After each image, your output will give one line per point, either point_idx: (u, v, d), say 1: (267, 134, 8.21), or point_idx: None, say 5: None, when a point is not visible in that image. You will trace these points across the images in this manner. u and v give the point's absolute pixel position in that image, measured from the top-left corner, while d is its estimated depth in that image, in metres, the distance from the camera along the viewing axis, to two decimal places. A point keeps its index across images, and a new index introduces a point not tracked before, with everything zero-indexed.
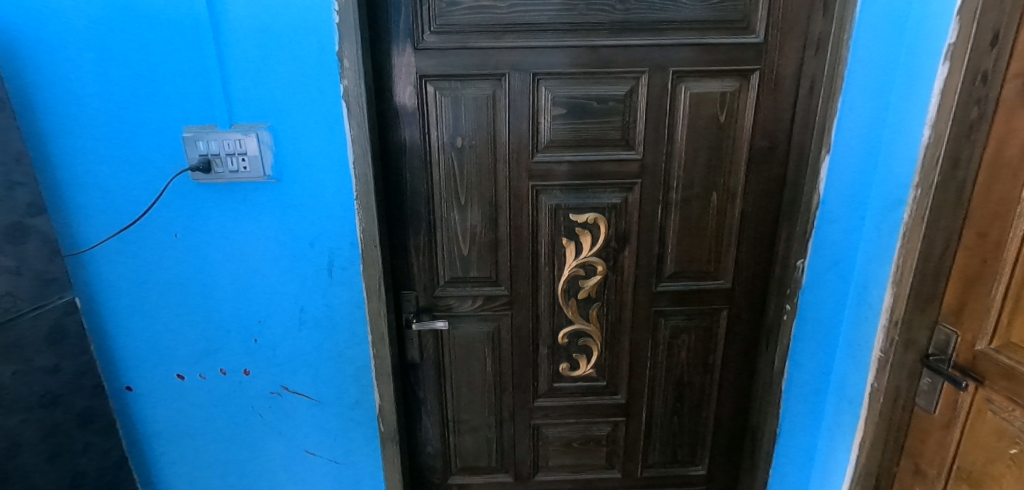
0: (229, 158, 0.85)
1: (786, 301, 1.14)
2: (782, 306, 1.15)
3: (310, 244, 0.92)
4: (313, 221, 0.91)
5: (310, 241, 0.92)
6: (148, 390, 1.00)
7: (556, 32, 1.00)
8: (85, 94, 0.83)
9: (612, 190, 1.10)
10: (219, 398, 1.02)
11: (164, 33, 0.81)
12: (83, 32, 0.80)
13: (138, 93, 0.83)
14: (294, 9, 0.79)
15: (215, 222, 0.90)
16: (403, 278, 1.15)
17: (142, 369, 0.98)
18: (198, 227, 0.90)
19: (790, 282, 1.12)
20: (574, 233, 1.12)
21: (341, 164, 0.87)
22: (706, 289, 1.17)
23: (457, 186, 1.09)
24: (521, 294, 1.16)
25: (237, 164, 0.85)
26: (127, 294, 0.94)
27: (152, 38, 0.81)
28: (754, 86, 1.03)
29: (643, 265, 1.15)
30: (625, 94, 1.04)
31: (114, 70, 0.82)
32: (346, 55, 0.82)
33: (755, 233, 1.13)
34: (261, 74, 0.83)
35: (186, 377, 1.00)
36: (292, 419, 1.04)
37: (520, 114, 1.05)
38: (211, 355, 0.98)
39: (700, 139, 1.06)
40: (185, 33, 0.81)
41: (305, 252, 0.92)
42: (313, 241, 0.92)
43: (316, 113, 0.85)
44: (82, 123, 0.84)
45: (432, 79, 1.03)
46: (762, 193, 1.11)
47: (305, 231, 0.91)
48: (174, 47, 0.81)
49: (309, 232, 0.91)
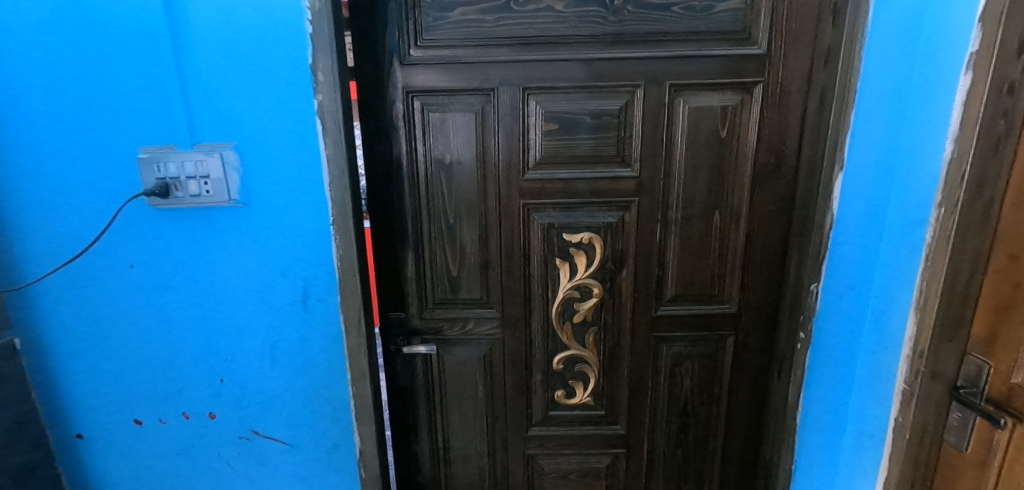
0: (190, 181, 0.75)
1: (800, 330, 1.03)
2: (795, 335, 1.04)
3: (282, 273, 0.82)
4: (285, 250, 0.81)
5: (282, 271, 0.82)
6: (101, 438, 0.88)
7: (546, 45, 0.96)
8: (28, 107, 0.73)
9: (607, 208, 1.05)
10: (182, 446, 0.89)
11: (117, 36, 0.71)
12: (30, 37, 0.70)
13: (84, 107, 0.73)
14: (262, 14, 0.72)
15: (173, 251, 0.79)
16: (394, 297, 1.11)
17: (93, 417, 0.86)
18: (154, 258, 0.79)
19: (803, 310, 1.02)
20: (568, 253, 1.07)
21: (315, 185, 0.79)
22: (711, 314, 1.09)
23: (444, 205, 1.05)
24: (511, 317, 1.11)
25: (200, 188, 0.75)
26: (73, 330, 0.82)
27: (103, 43, 0.71)
28: (757, 99, 0.97)
29: (641, 288, 1.08)
30: (620, 108, 0.99)
31: (56, 85, 0.72)
32: (320, 68, 0.75)
33: (763, 256, 1.05)
34: (225, 88, 0.74)
35: (144, 422, 0.87)
36: (264, 467, 0.91)
37: (510, 131, 1.01)
38: (171, 397, 0.86)
39: (700, 156, 1.00)
40: (137, 40, 0.71)
41: (277, 283, 0.82)
42: (286, 270, 0.82)
43: (288, 130, 0.77)
44: (24, 138, 0.74)
45: (418, 94, 1.00)
46: (769, 212, 1.03)
47: (276, 259, 0.81)
48: (126, 58, 0.72)
49: (281, 260, 0.81)
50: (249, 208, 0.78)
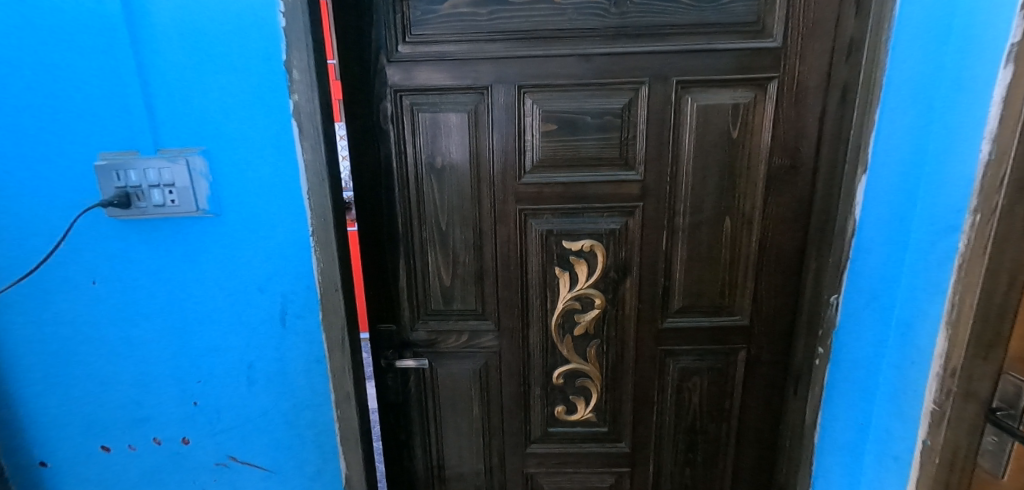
0: (153, 190, 0.69)
1: (817, 345, 0.98)
2: (813, 350, 0.99)
3: (259, 289, 0.76)
4: (261, 264, 0.75)
5: (259, 287, 0.76)
6: (66, 466, 0.82)
7: (543, 40, 0.90)
8: None
9: (609, 214, 0.98)
10: (154, 473, 0.83)
11: (69, 33, 0.65)
12: None
13: (39, 110, 0.68)
14: (229, 8, 0.66)
15: (139, 266, 0.74)
16: (385, 308, 1.05)
17: (59, 443, 0.81)
18: (119, 274, 0.74)
19: (822, 323, 0.96)
20: (568, 261, 1.01)
21: (293, 194, 0.73)
22: (721, 326, 1.02)
23: (435, 211, 0.99)
24: (508, 329, 1.05)
25: (164, 197, 0.70)
26: (33, 351, 0.77)
27: (55, 41, 0.66)
28: (772, 97, 0.90)
29: (646, 299, 1.02)
30: (623, 108, 0.92)
31: (9, 87, 0.67)
32: (294, 65, 0.68)
33: (777, 265, 0.98)
34: (191, 89, 0.68)
35: (112, 448, 0.82)
36: None
37: (505, 133, 0.95)
38: (141, 422, 0.80)
39: (709, 158, 0.93)
40: (91, 36, 0.65)
41: (252, 299, 0.76)
42: (262, 286, 0.76)
43: (262, 134, 0.71)
44: None
45: (408, 94, 0.94)
46: (784, 218, 0.95)
47: (251, 274, 0.75)
48: (81, 56, 0.66)
49: (257, 275, 0.75)
50: (220, 219, 0.72)
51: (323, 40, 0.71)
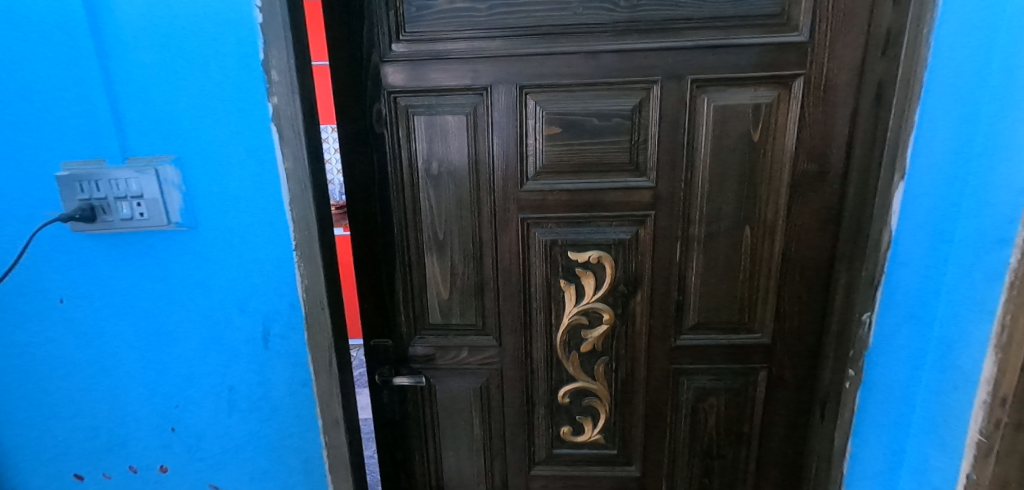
0: (120, 202, 0.64)
1: (848, 367, 0.88)
2: (842, 372, 0.90)
3: (238, 308, 0.71)
4: (240, 282, 0.70)
5: (238, 306, 0.71)
6: None
7: (547, 36, 0.83)
8: None
9: (618, 224, 0.91)
10: None
11: (30, 33, 0.61)
12: None
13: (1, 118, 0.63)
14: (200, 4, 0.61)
15: (110, 284, 0.69)
16: (381, 322, 0.99)
17: (30, 472, 0.77)
18: (89, 292, 0.69)
19: (853, 344, 0.87)
20: (574, 274, 0.94)
21: (273, 205, 0.67)
22: (740, 344, 0.94)
23: (432, 220, 0.93)
24: (510, 345, 0.99)
25: (132, 210, 0.65)
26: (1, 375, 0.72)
27: (16, 43, 0.61)
28: (797, 96, 0.82)
29: (658, 315, 0.95)
30: (633, 109, 0.85)
31: None
32: (272, 65, 0.63)
33: (803, 279, 0.90)
34: (163, 93, 0.63)
35: (86, 477, 0.77)
36: None
37: (506, 136, 0.88)
38: (115, 449, 0.76)
39: (728, 163, 0.86)
40: (53, 37, 0.61)
41: (231, 319, 0.71)
42: (242, 304, 0.71)
43: (238, 141, 0.65)
44: None
45: (402, 96, 0.88)
46: (811, 227, 0.87)
47: (229, 292, 0.70)
48: (44, 59, 0.61)
49: (236, 294, 0.70)
50: (194, 232, 0.67)
51: (305, 38, 0.65)
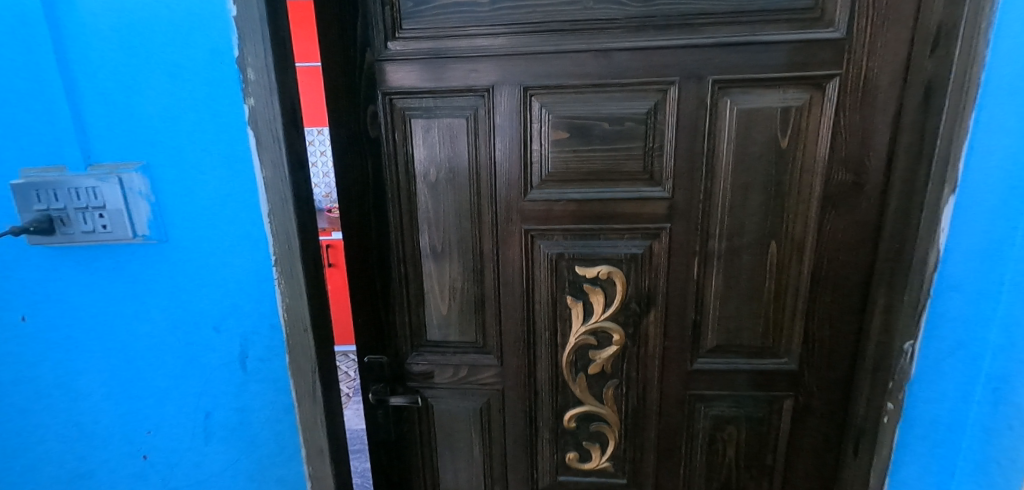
0: (81, 214, 0.60)
1: (887, 400, 0.78)
2: (881, 406, 0.79)
3: (213, 328, 0.66)
4: (216, 301, 0.65)
5: (214, 326, 0.66)
6: None
7: (554, 33, 0.76)
8: None
9: (630, 237, 0.84)
10: None
11: None
12: None
13: None
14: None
15: (78, 300, 0.65)
16: (375, 338, 0.94)
17: None
18: (54, 309, 0.65)
19: (894, 373, 0.77)
20: (582, 290, 0.87)
21: (250, 218, 0.62)
22: (764, 370, 0.86)
23: (430, 231, 0.87)
24: (512, 366, 0.92)
25: (94, 221, 0.60)
26: None
27: None
28: (832, 99, 0.74)
29: (673, 336, 0.87)
30: (648, 112, 0.77)
31: None
32: (248, 63, 0.57)
33: (835, 300, 0.81)
34: (131, 95, 0.58)
35: None
36: None
37: (509, 142, 0.82)
38: (83, 477, 0.71)
39: (752, 173, 0.78)
40: (9, 33, 0.56)
41: (205, 340, 0.66)
42: (217, 324, 0.66)
43: (209, 148, 0.60)
44: None
45: (398, 97, 0.82)
46: (846, 244, 0.79)
47: (204, 311, 0.65)
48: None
49: (211, 313, 0.65)
50: (164, 245, 0.63)
51: (287, 33, 0.60)
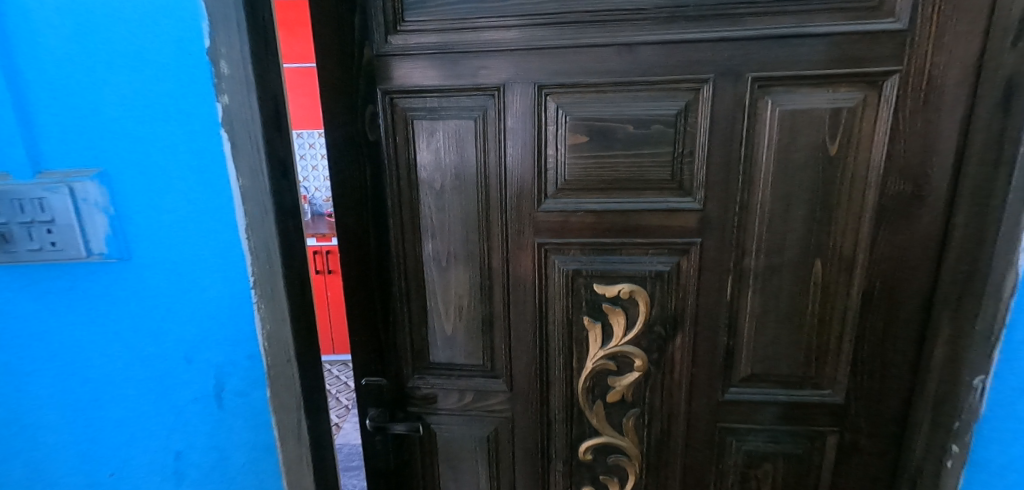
0: (27, 229, 0.54)
1: (953, 442, 0.68)
2: (946, 449, 0.69)
3: (183, 358, 0.61)
4: (188, 329, 0.60)
5: (185, 356, 0.61)
6: None
7: (573, 25, 0.68)
8: None
9: (656, 253, 0.75)
10: None
11: None
12: None
13: None
14: None
15: (31, 327, 0.60)
16: (374, 361, 0.86)
17: None
18: (8, 333, 0.60)
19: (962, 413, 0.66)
20: (600, 310, 0.78)
21: (224, 235, 0.57)
22: (805, 402, 0.78)
23: (434, 243, 0.80)
24: (523, 392, 0.84)
25: (42, 238, 0.55)
26: None
27: None
28: (890, 99, 0.65)
29: (702, 362, 0.78)
30: (678, 114, 0.69)
31: None
32: (221, 55, 0.52)
33: (887, 326, 0.72)
34: (89, 95, 0.53)
35: None
36: None
37: (522, 146, 0.74)
38: None
39: (795, 182, 0.69)
40: None
41: (175, 370, 0.61)
42: (189, 355, 0.61)
43: (173, 159, 0.55)
44: None
45: (399, 96, 0.74)
46: (901, 263, 0.70)
47: (175, 339, 0.60)
48: None
49: (183, 342, 0.61)
50: (127, 264, 0.58)
51: (268, 25, 0.55)
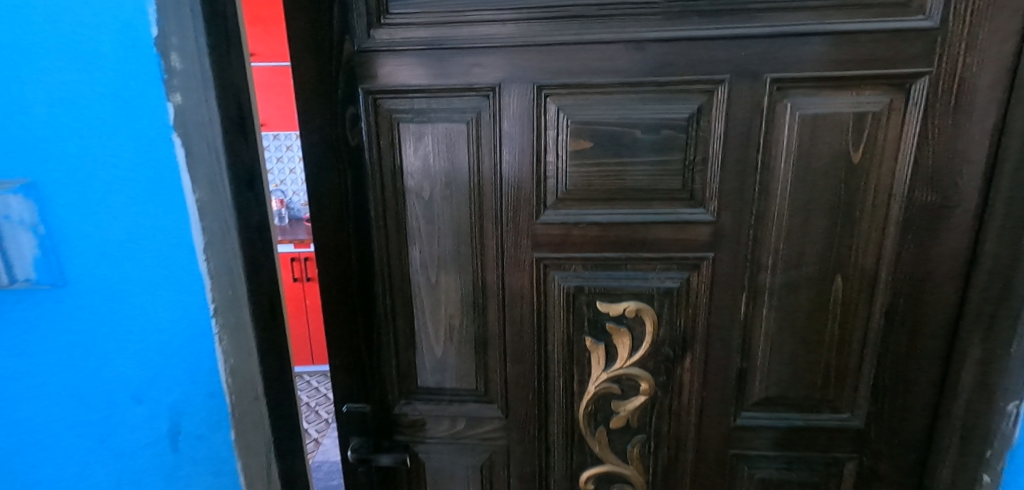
0: None
1: (982, 471, 0.62)
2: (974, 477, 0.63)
3: (131, 398, 0.57)
4: (136, 367, 0.56)
5: (133, 397, 0.57)
6: None
7: (576, 19, 0.62)
8: None
9: (664, 268, 0.69)
10: None
11: None
12: None
13: None
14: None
15: None
16: (357, 386, 0.78)
17: None
18: None
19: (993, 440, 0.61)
20: (604, 330, 0.72)
21: (178, 260, 0.54)
22: (822, 427, 0.73)
23: (422, 258, 0.73)
24: (519, 418, 0.77)
25: None
26: None
27: None
28: (918, 103, 0.60)
29: (713, 385, 0.73)
30: (690, 117, 0.63)
31: None
32: (171, 45, 0.48)
33: (911, 346, 0.68)
34: (17, 103, 0.49)
35: None
36: None
37: (519, 153, 0.67)
38: None
39: (815, 192, 0.64)
40: None
41: (124, 413, 0.58)
42: (138, 395, 0.57)
43: (117, 181, 0.51)
44: None
45: (384, 97, 0.67)
46: (928, 278, 0.65)
47: (122, 378, 0.57)
48: None
49: (130, 382, 0.57)
50: (60, 291, 0.53)
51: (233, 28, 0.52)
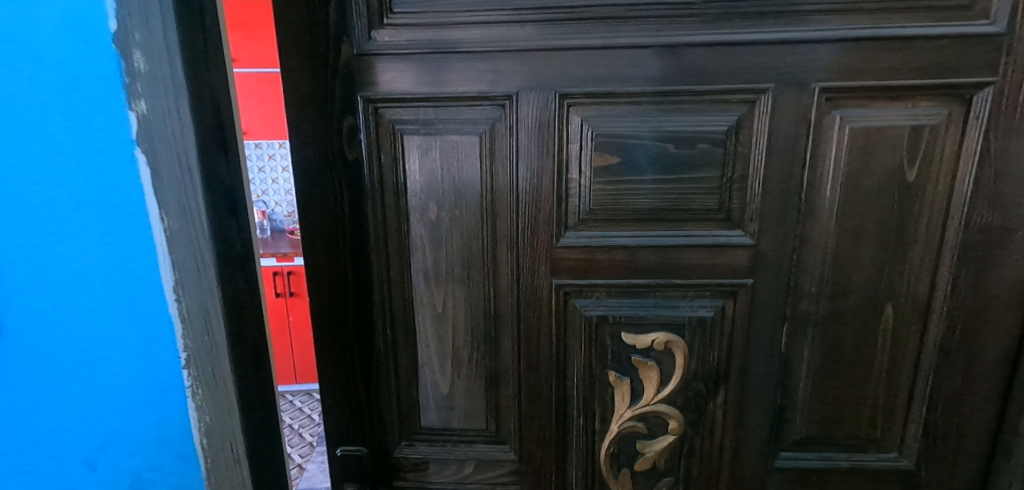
0: None
1: None
2: None
3: (84, 463, 0.51)
4: (91, 428, 0.51)
5: (87, 463, 0.51)
6: None
7: (604, 21, 0.56)
8: None
9: (696, 296, 0.63)
10: None
11: None
12: None
13: None
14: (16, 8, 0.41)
15: None
16: (352, 427, 0.70)
17: None
18: None
19: None
20: (629, 364, 0.65)
21: (143, 305, 0.49)
22: (867, 467, 0.66)
23: (426, 285, 0.65)
24: (534, 461, 0.70)
25: None
26: None
27: None
28: (980, 116, 0.54)
29: (750, 423, 0.66)
30: (729, 131, 0.57)
31: None
32: (135, 43, 0.42)
33: (966, 381, 0.62)
34: None
35: None
36: None
37: (538, 169, 0.60)
38: None
39: (864, 213, 0.58)
40: None
41: (74, 482, 0.52)
42: (92, 460, 0.51)
43: (69, 222, 0.45)
44: None
45: (386, 106, 0.60)
46: (987, 308, 0.59)
47: (74, 442, 0.51)
48: None
49: (84, 446, 0.51)
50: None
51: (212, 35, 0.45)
